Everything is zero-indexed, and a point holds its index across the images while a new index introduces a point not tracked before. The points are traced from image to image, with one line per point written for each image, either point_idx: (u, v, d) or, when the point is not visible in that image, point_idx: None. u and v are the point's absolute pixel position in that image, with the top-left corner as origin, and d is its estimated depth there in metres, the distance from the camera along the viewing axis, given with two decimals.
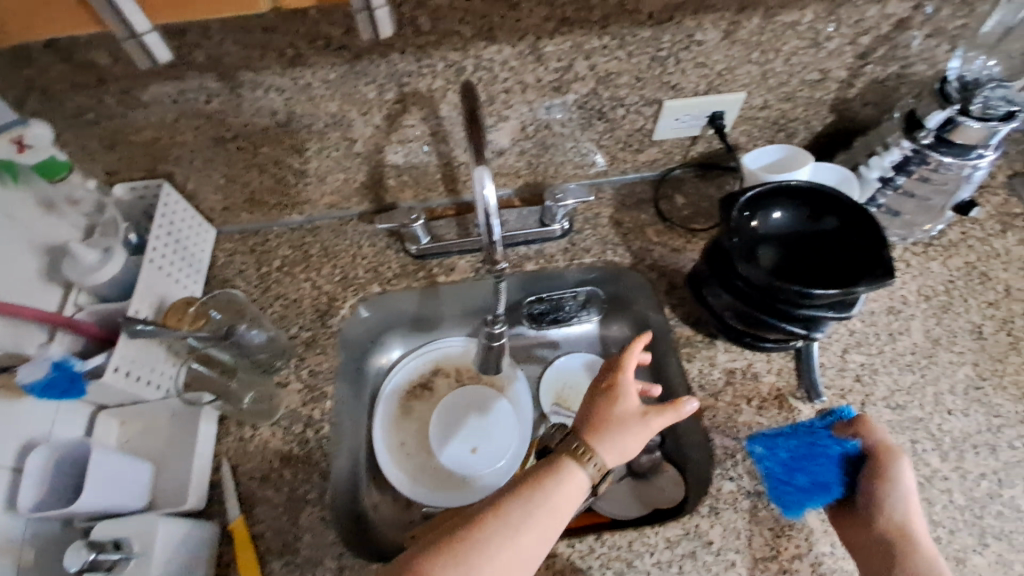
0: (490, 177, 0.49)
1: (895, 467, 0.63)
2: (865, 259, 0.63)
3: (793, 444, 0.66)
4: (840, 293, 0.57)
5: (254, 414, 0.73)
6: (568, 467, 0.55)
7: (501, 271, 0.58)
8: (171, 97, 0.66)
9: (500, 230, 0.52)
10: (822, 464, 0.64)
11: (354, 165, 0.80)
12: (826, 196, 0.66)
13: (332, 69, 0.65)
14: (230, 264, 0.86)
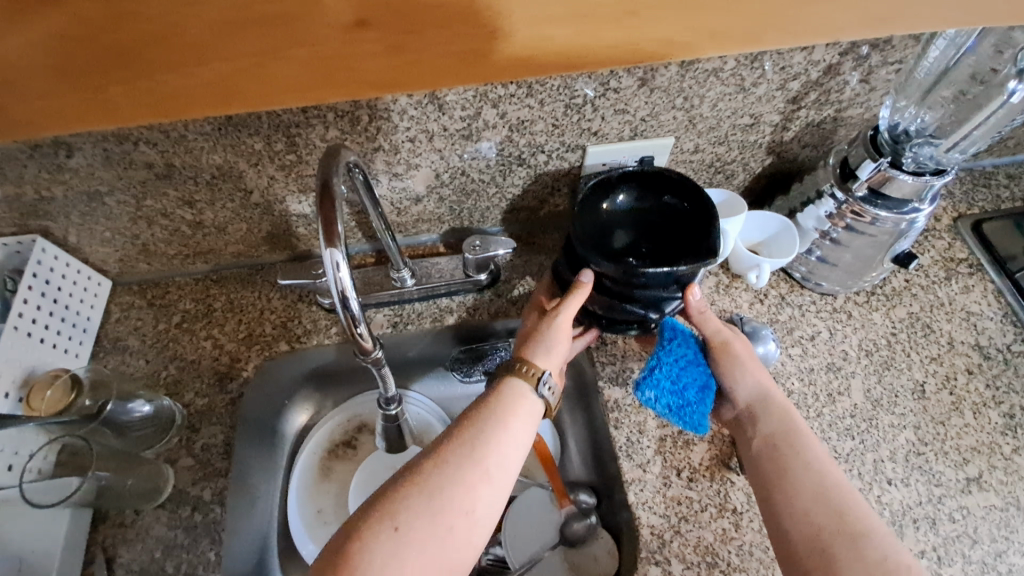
0: (342, 259, 0.44)
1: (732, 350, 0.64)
2: (695, 236, 0.63)
3: (672, 371, 0.61)
4: (667, 273, 0.57)
5: (136, 496, 0.66)
6: (511, 382, 0.59)
7: (378, 359, 0.53)
8: (27, 152, 0.60)
9: (362, 315, 0.48)
10: (691, 368, 0.62)
11: (255, 216, 0.74)
12: (664, 177, 0.64)
13: (207, 121, 0.59)
14: (126, 320, 0.79)
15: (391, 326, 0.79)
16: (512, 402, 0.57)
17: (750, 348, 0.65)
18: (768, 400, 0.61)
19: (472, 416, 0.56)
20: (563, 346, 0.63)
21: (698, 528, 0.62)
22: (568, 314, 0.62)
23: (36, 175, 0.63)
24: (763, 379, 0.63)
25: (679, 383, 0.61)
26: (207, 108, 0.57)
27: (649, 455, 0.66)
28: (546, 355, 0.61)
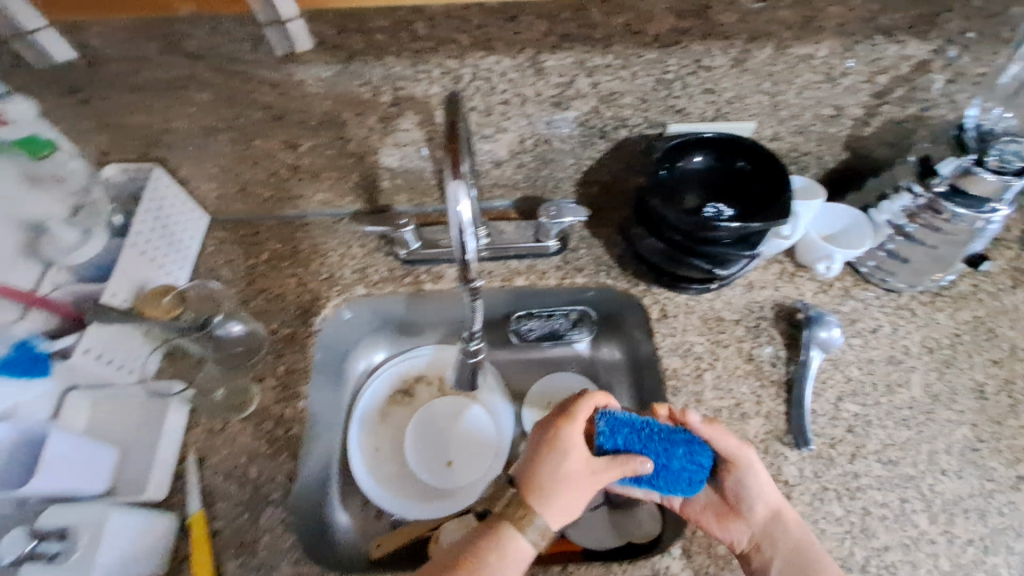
0: (464, 193, 0.48)
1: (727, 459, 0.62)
2: (767, 199, 0.65)
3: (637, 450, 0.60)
4: (739, 228, 0.60)
5: (226, 407, 0.72)
6: (507, 532, 0.56)
7: (475, 291, 0.58)
8: (164, 84, 0.66)
9: (473, 247, 0.52)
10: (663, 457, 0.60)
11: (348, 164, 0.79)
12: (738, 142, 0.66)
13: (326, 68, 0.64)
14: (219, 253, 0.86)
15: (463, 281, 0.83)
16: (505, 550, 0.55)
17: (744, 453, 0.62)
18: (780, 516, 0.61)
19: (468, 551, 0.55)
20: (583, 492, 0.57)
21: None
22: (574, 450, 0.59)
23: (167, 106, 0.69)
24: (770, 490, 0.62)
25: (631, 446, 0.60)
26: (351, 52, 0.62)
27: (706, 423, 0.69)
28: (552, 497, 0.57)
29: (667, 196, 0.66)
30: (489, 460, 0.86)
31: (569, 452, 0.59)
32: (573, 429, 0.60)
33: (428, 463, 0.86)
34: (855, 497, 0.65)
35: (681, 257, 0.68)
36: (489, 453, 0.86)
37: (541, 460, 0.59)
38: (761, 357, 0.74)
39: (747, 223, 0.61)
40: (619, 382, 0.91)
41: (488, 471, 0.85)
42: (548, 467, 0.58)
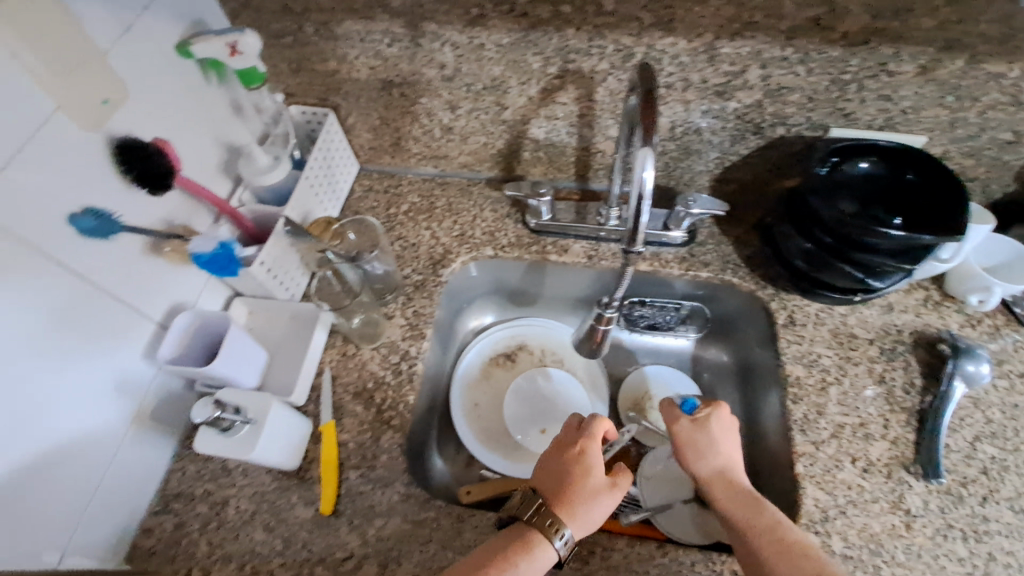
0: (651, 162, 0.50)
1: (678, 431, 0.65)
2: (941, 217, 0.63)
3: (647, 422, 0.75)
4: (905, 238, 0.59)
5: (360, 336, 0.79)
6: (536, 540, 0.55)
7: (634, 256, 0.59)
8: (358, 36, 0.72)
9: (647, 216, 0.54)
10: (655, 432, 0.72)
11: (498, 131, 0.84)
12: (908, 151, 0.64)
13: (507, 34, 0.68)
14: (364, 199, 0.94)
15: (587, 258, 0.86)
16: (534, 556, 0.54)
17: (691, 426, 0.65)
18: (721, 482, 0.61)
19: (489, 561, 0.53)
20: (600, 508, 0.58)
21: (865, 516, 0.62)
22: (596, 464, 0.61)
23: (356, 57, 0.75)
24: (709, 459, 0.63)
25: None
26: (536, 22, 0.66)
27: (825, 436, 0.67)
28: (575, 507, 0.57)
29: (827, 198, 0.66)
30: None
31: (587, 462, 0.60)
32: (591, 447, 0.62)
33: (522, 426, 0.90)
34: (983, 542, 0.61)
35: (830, 259, 0.68)
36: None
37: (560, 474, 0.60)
38: (892, 380, 0.70)
39: (916, 236, 0.59)
40: (721, 384, 0.91)
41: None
42: (572, 480, 0.59)
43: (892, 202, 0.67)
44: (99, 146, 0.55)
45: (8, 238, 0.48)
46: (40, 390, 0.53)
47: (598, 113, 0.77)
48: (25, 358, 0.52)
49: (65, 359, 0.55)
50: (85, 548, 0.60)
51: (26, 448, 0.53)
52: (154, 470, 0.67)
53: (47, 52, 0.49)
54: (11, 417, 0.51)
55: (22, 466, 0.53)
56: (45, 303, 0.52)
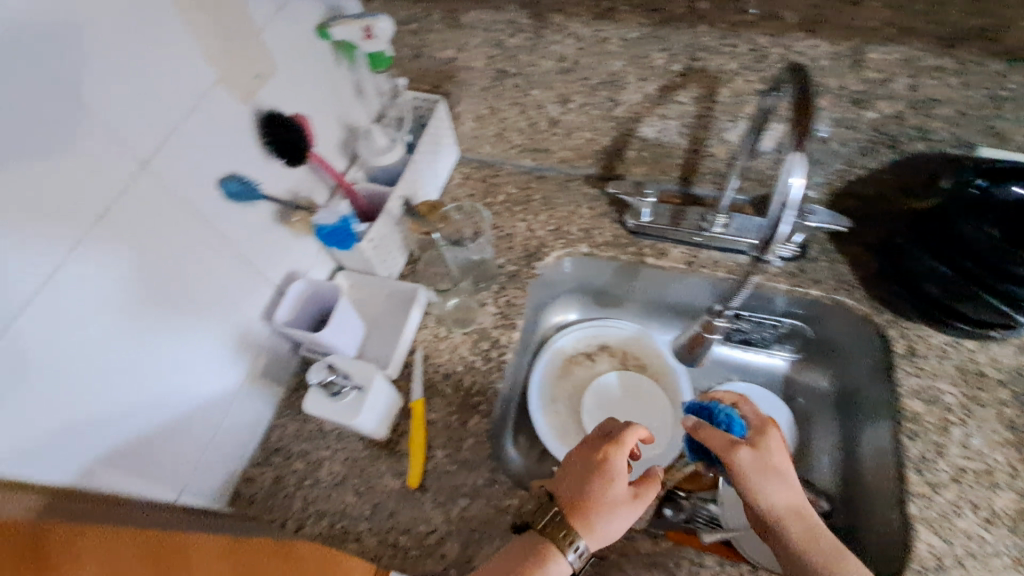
0: (801, 168, 0.53)
1: (740, 460, 0.59)
2: None
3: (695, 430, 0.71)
4: None
5: (453, 319, 0.80)
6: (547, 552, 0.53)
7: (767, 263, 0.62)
8: (482, 25, 0.73)
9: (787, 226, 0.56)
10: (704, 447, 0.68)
11: (605, 127, 0.82)
12: None
13: (635, 29, 0.66)
14: (462, 187, 0.95)
15: (686, 264, 0.83)
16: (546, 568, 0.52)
17: (757, 455, 0.59)
18: (787, 518, 0.57)
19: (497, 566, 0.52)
20: (620, 521, 0.55)
21: (987, 571, 0.57)
22: (619, 475, 0.56)
23: (476, 46, 0.76)
24: (776, 493, 0.58)
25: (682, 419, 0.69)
26: (669, 17, 0.64)
27: (943, 479, 0.62)
28: (593, 519, 0.54)
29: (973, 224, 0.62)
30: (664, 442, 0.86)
31: (609, 471, 0.56)
32: (615, 456, 0.57)
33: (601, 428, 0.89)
34: None
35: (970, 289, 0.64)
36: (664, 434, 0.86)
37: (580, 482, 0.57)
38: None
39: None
40: (814, 407, 0.89)
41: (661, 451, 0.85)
42: (593, 490, 0.56)
43: None
44: (248, 117, 0.59)
45: (172, 198, 0.52)
46: (183, 341, 0.58)
47: (717, 114, 0.75)
48: (181, 325, 0.57)
49: (204, 323, 0.60)
50: (202, 492, 0.64)
51: (168, 393, 0.57)
52: (256, 426, 0.72)
53: (219, 26, 0.52)
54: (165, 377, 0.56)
55: (172, 420, 0.58)
56: (193, 260, 0.57)
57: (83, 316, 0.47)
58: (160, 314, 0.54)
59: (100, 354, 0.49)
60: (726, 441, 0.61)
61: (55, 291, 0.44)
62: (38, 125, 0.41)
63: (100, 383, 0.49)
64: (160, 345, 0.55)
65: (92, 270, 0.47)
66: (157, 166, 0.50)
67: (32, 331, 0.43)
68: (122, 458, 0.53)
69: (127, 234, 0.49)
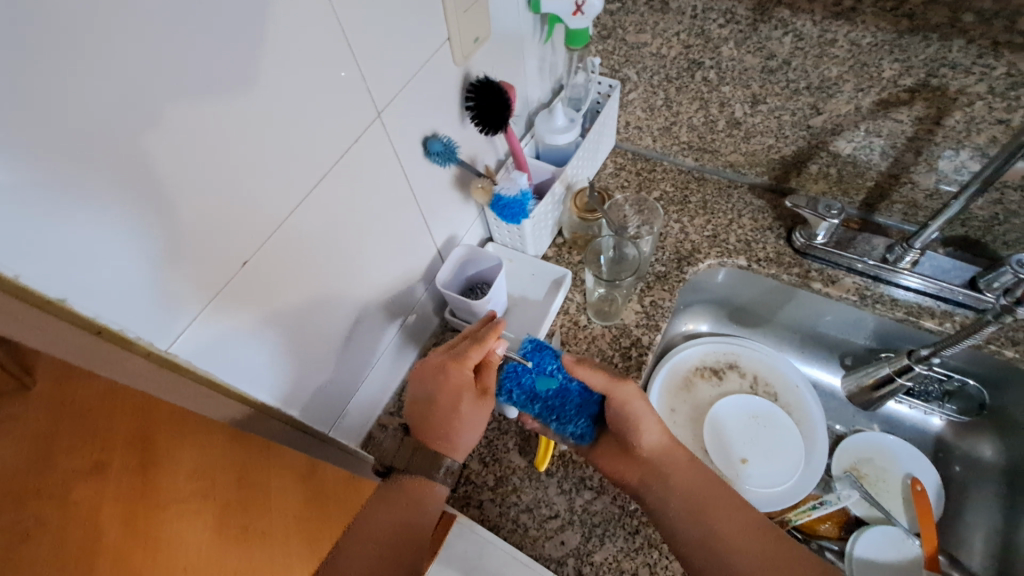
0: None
1: (623, 398, 0.58)
2: None
3: (538, 360, 0.59)
4: None
5: (595, 309, 0.79)
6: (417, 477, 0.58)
7: (1010, 314, 0.59)
8: (692, 12, 0.70)
9: None
10: (545, 384, 0.59)
11: (793, 136, 0.77)
12: None
13: (874, 32, 0.61)
14: (615, 177, 0.93)
15: (858, 295, 0.76)
16: (415, 487, 0.58)
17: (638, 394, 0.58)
18: (661, 451, 0.59)
19: (389, 490, 0.58)
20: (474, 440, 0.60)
21: None
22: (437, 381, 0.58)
23: (676, 34, 0.73)
24: (651, 427, 0.59)
25: (533, 409, 0.59)
26: (918, 24, 0.58)
27: None
28: (451, 437, 0.59)
29: None
30: (794, 481, 0.78)
31: (440, 381, 0.58)
32: (454, 376, 0.57)
33: (723, 451, 0.81)
34: None
35: None
36: (793, 471, 0.79)
37: (421, 393, 0.59)
38: None
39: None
40: (973, 479, 0.78)
41: (792, 487, 0.77)
42: (440, 412, 0.58)
43: None
44: (458, 77, 0.60)
45: (388, 147, 0.55)
46: (367, 284, 0.60)
47: (936, 139, 0.67)
48: (358, 283, 0.59)
49: (376, 283, 0.62)
50: (348, 430, 0.68)
51: (346, 331, 0.60)
52: (396, 380, 0.75)
53: None
54: (336, 330, 0.59)
55: (334, 370, 0.61)
56: (390, 210, 0.59)
57: (307, 248, 0.50)
58: (358, 256, 0.57)
59: (294, 299, 0.51)
60: (609, 373, 0.58)
61: (296, 220, 0.48)
62: (302, 79, 0.43)
63: (306, 311, 0.53)
64: (338, 300, 0.57)
65: (322, 206, 0.50)
66: (383, 115, 0.52)
67: (273, 252, 0.47)
68: (301, 382, 0.57)
69: (340, 192, 0.51)
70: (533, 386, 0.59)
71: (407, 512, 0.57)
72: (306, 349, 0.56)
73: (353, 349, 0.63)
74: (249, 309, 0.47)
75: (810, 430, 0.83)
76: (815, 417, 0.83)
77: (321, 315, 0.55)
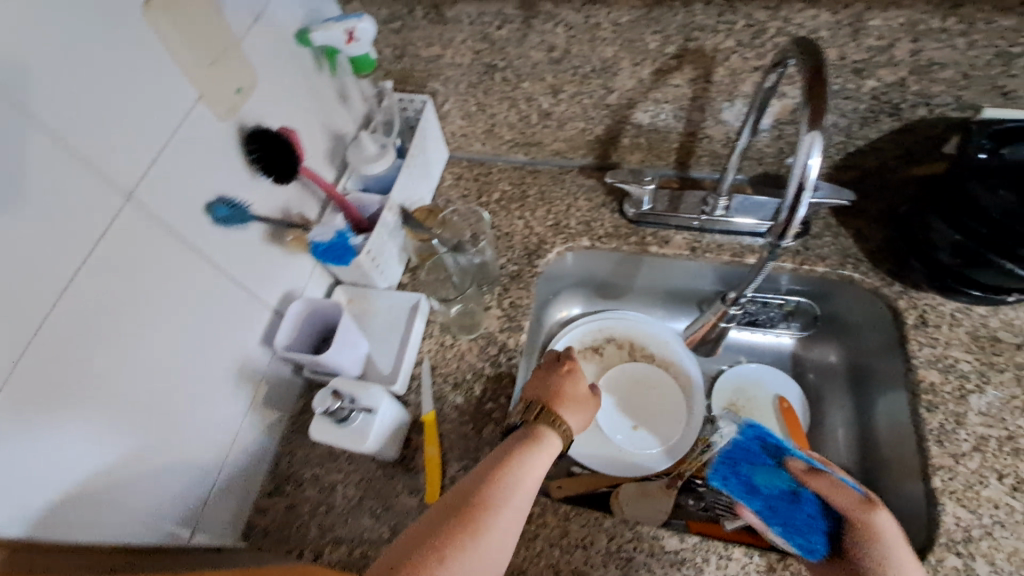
0: (820, 147, 0.48)
1: (875, 522, 0.53)
2: None
3: (757, 457, 0.62)
4: None
5: (459, 325, 0.79)
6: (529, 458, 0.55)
7: (777, 248, 0.57)
8: (468, 18, 0.70)
9: (805, 209, 0.50)
10: (772, 479, 0.60)
11: (599, 116, 0.80)
12: None
13: (627, 12, 0.64)
14: (455, 187, 0.93)
15: (690, 249, 0.82)
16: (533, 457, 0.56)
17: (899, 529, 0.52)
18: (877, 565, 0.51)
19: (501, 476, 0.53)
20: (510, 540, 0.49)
21: (1017, 539, 0.57)
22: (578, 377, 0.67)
23: (462, 42, 0.74)
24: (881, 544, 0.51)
25: (754, 505, 0.60)
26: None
27: (966, 449, 0.62)
28: (569, 410, 0.63)
29: (989, 183, 0.59)
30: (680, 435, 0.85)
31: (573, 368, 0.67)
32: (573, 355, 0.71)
33: (615, 424, 0.86)
34: None
35: (985, 255, 0.60)
36: (676, 432, 0.85)
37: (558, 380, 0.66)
38: None
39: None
40: (828, 386, 0.87)
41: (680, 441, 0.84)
42: (565, 390, 0.65)
43: None
44: (232, 134, 0.56)
45: (160, 227, 0.50)
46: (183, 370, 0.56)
47: (712, 94, 0.72)
48: (166, 369, 0.54)
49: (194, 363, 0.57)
50: (212, 521, 0.63)
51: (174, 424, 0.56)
52: (263, 454, 0.70)
53: (191, 37, 0.49)
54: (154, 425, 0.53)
55: (168, 465, 0.56)
56: (189, 288, 0.55)
57: (86, 355, 0.45)
58: (158, 344, 0.52)
59: (76, 414, 0.45)
60: (857, 496, 0.55)
61: (53, 334, 0.43)
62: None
63: (107, 419, 0.48)
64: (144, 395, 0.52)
65: (90, 307, 0.45)
66: (142, 198, 0.48)
67: (27, 378, 0.41)
68: (127, 496, 0.52)
69: (104, 286, 0.46)
70: (750, 479, 0.61)
71: (512, 509, 0.50)
72: (121, 460, 0.50)
73: (188, 437, 0.58)
74: (34, 436, 0.42)
75: (689, 380, 0.88)
76: (690, 368, 0.88)
77: (126, 417, 0.50)
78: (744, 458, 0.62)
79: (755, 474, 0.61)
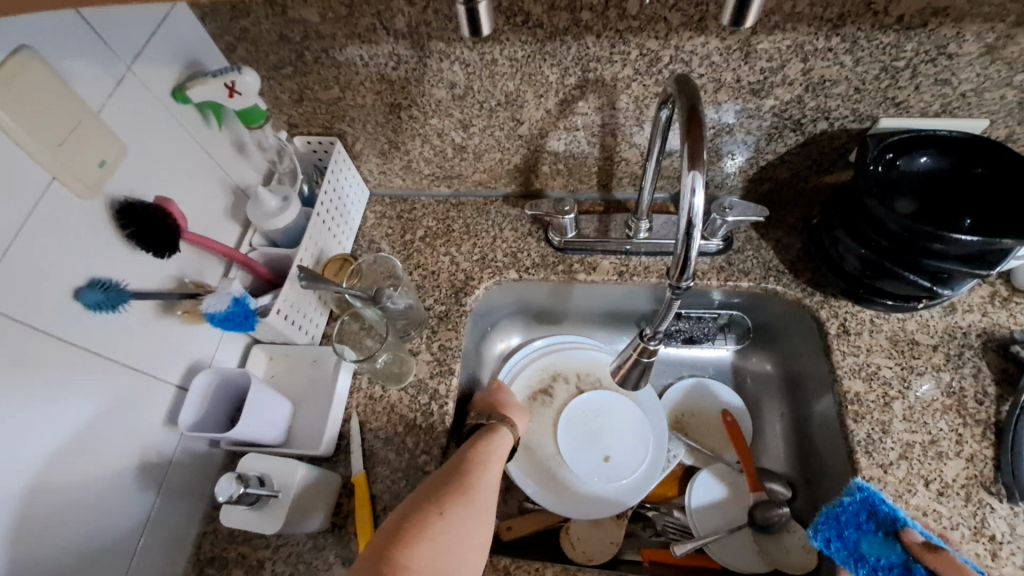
0: (702, 185, 0.48)
1: None
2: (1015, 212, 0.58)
3: (862, 527, 0.58)
4: (981, 242, 0.52)
5: (385, 376, 0.75)
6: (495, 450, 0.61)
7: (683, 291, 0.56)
8: (363, 60, 0.68)
9: (697, 243, 0.50)
10: (873, 547, 0.58)
11: (514, 146, 0.78)
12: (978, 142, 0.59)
13: (521, 47, 0.63)
14: (378, 227, 0.88)
15: (618, 274, 0.81)
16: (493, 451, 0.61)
17: None
18: None
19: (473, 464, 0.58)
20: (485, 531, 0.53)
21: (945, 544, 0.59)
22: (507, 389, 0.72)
23: (361, 83, 0.71)
24: None
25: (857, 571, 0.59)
26: (553, 33, 0.61)
27: (893, 457, 0.63)
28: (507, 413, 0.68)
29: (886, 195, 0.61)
30: (651, 456, 0.81)
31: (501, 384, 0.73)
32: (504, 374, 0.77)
33: (582, 458, 0.81)
34: None
35: (888, 266, 0.61)
36: (645, 455, 0.81)
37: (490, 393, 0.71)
38: (964, 390, 0.66)
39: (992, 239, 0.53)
40: (767, 395, 0.87)
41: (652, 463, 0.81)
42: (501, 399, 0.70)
43: (952, 197, 0.62)
44: (99, 210, 0.52)
45: (25, 324, 0.46)
46: (76, 467, 0.52)
47: (621, 120, 0.71)
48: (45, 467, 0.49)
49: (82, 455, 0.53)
50: None
51: (70, 527, 0.52)
52: (183, 538, 0.65)
53: (33, 118, 0.46)
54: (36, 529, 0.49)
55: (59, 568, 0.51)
56: (70, 379, 0.51)
57: None
58: (40, 444, 0.49)
59: None
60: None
61: None
62: None
63: None
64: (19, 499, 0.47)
65: None
66: None
67: None
68: None
69: None
70: (856, 546, 0.59)
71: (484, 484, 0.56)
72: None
73: (82, 535, 0.53)
74: None
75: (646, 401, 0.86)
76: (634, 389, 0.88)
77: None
78: (853, 522, 0.59)
79: (862, 539, 0.59)
